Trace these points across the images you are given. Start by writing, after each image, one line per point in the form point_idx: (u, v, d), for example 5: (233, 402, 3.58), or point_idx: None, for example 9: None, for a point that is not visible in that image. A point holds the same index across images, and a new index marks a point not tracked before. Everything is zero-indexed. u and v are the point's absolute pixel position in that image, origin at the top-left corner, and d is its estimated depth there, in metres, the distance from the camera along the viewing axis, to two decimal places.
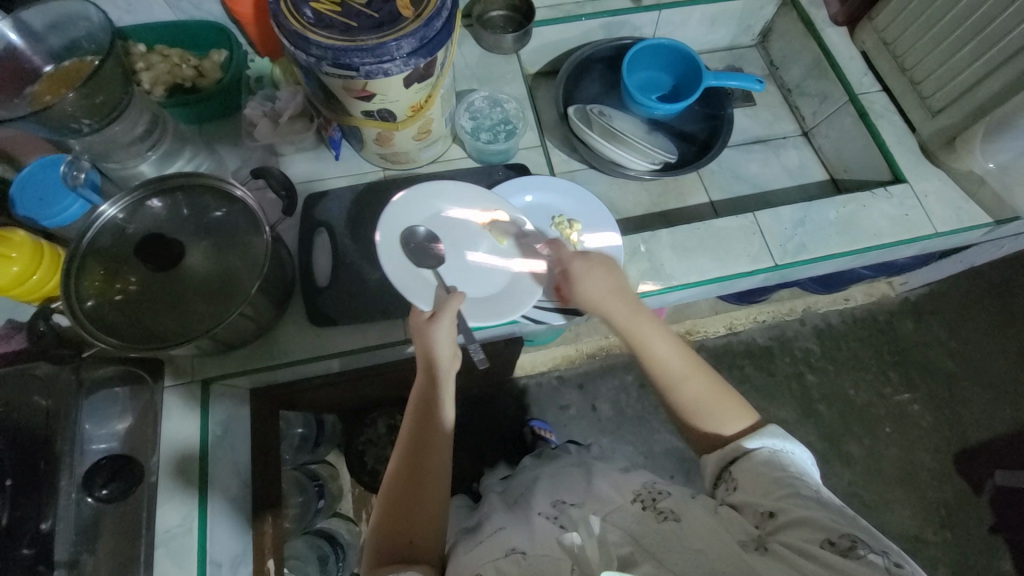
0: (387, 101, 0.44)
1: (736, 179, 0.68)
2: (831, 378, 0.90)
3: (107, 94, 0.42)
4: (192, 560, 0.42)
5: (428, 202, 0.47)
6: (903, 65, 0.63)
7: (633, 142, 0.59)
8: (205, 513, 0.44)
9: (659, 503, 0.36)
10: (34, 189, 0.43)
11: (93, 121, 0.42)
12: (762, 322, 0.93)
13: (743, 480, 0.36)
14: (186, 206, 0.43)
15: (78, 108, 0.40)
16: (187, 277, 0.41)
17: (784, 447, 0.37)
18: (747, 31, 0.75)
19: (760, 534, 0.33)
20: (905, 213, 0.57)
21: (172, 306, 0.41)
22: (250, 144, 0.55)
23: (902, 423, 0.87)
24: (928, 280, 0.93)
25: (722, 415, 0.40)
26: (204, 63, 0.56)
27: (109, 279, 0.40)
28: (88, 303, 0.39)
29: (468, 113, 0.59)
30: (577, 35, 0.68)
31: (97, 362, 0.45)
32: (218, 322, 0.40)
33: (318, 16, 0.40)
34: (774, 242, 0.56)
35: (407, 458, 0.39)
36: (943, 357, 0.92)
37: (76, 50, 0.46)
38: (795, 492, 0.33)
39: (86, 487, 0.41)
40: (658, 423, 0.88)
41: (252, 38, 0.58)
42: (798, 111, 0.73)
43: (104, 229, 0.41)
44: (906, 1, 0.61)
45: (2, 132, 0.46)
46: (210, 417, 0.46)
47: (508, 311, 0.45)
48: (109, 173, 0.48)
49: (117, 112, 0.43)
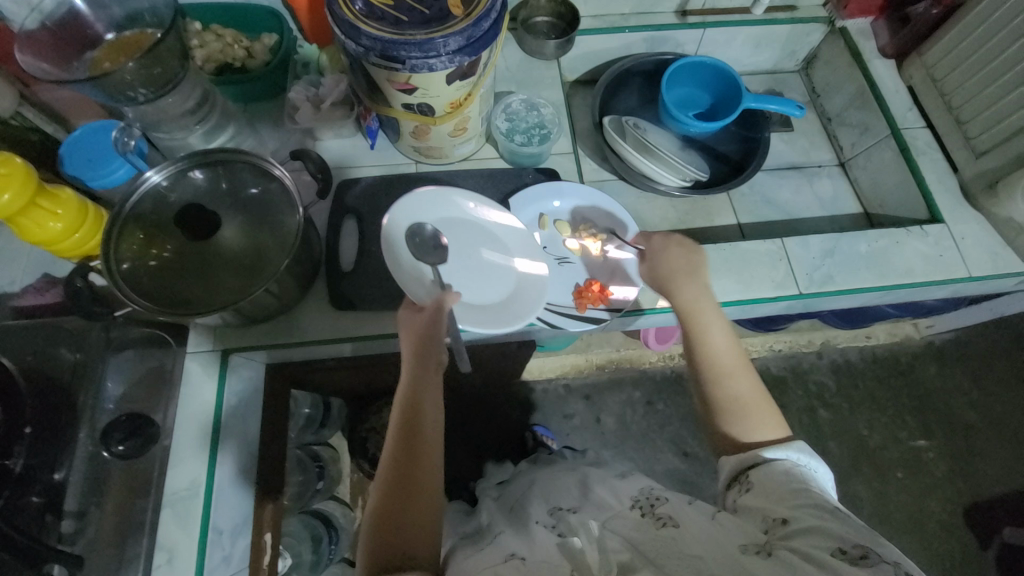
0: (428, 96, 0.45)
1: (767, 205, 0.67)
2: (844, 416, 0.88)
3: (164, 67, 0.44)
4: (194, 524, 0.43)
5: (441, 203, 0.49)
6: (949, 104, 0.61)
7: (665, 156, 0.59)
8: (213, 479, 0.44)
9: (658, 510, 0.35)
10: (85, 150, 0.45)
11: (149, 91, 0.44)
12: (778, 352, 0.91)
13: (759, 486, 0.36)
14: (226, 179, 0.44)
15: (136, 77, 0.42)
16: (219, 250, 0.43)
17: (806, 464, 0.36)
18: (792, 56, 0.74)
19: (767, 540, 0.32)
20: (939, 253, 0.56)
21: (202, 277, 0.42)
22: (290, 126, 0.57)
23: (914, 469, 0.85)
24: (956, 326, 0.90)
25: (753, 419, 0.39)
26: (255, 45, 0.57)
27: (147, 244, 0.42)
28: (124, 265, 0.40)
29: (505, 115, 0.60)
30: (619, 47, 0.68)
31: (125, 323, 0.48)
32: (245, 296, 0.41)
33: (370, 8, 0.41)
34: (800, 271, 0.55)
35: (398, 445, 0.40)
36: (964, 406, 0.89)
37: (137, 21, 0.48)
38: (811, 502, 0.33)
39: (102, 441, 0.45)
40: (661, 443, 0.87)
41: (303, 26, 0.59)
42: (837, 141, 0.72)
43: (147, 195, 0.42)
44: (959, 39, 0.60)
45: (59, 94, 0.48)
46: (227, 384, 0.47)
47: (499, 322, 0.45)
48: (156, 141, 0.50)
49: (171, 84, 0.45)
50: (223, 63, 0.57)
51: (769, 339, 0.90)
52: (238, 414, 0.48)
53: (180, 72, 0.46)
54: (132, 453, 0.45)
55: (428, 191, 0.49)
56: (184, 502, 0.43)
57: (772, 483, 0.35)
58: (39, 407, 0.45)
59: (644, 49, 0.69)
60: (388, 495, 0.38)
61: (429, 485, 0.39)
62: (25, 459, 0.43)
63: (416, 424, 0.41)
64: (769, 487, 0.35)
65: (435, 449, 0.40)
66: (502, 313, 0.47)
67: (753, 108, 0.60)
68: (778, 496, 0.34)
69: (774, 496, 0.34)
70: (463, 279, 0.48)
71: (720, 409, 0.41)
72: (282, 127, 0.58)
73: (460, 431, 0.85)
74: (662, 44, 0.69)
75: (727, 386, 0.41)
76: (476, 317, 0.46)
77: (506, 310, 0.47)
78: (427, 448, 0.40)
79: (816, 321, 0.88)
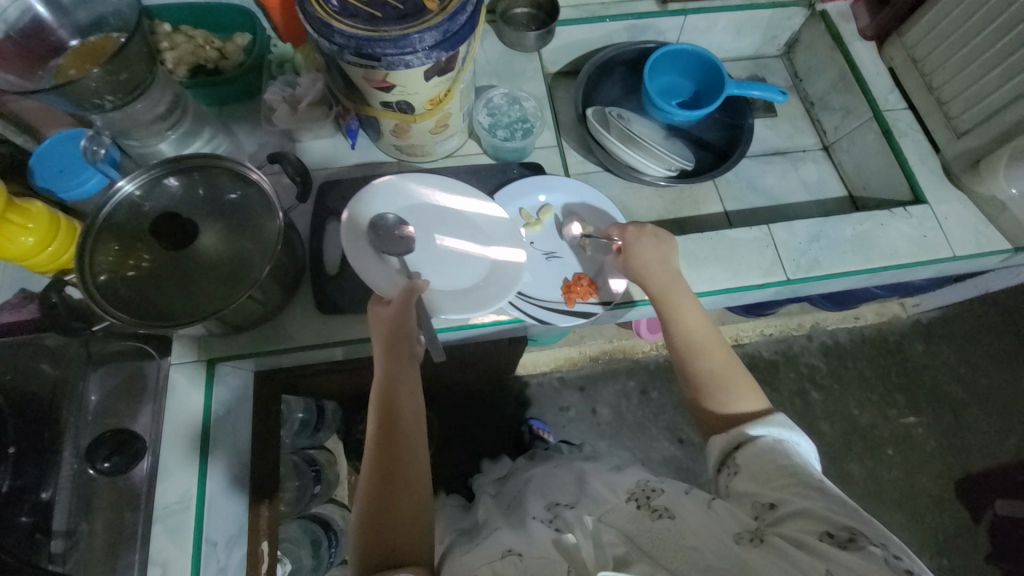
0: (406, 93, 0.44)
1: (752, 191, 0.67)
2: (835, 397, 0.89)
3: (131, 72, 0.42)
4: (188, 536, 0.43)
5: (404, 192, 0.49)
6: (931, 84, 0.62)
7: (649, 146, 0.58)
8: (204, 491, 0.44)
9: (653, 502, 0.35)
10: (54, 161, 0.43)
11: (116, 97, 0.43)
12: (769, 336, 0.92)
13: (745, 469, 0.36)
14: (202, 185, 0.43)
15: (102, 84, 0.41)
16: (199, 258, 0.42)
17: (789, 436, 0.36)
18: (773, 41, 0.74)
19: (759, 525, 0.32)
20: (923, 234, 0.57)
21: (183, 286, 0.41)
22: (268, 128, 0.55)
23: (905, 447, 0.86)
24: (942, 304, 0.91)
25: (737, 394, 0.40)
26: (227, 46, 0.56)
27: (123, 255, 0.41)
28: (101, 277, 0.39)
29: (487, 109, 0.59)
30: (600, 36, 0.67)
31: (106, 338, 0.47)
32: (228, 304, 0.40)
33: (343, 5, 0.40)
34: (787, 256, 0.55)
35: (378, 444, 0.40)
36: (951, 382, 0.90)
37: (102, 26, 0.47)
38: (798, 482, 0.33)
39: (88, 459, 0.43)
40: (657, 431, 0.87)
41: (277, 25, 0.58)
42: (820, 125, 0.72)
43: (121, 204, 0.41)
44: (939, 18, 0.60)
45: (27, 104, 0.47)
46: (213, 395, 0.46)
47: (468, 309, 0.45)
48: (129, 149, 0.49)
49: (140, 90, 0.44)
50: (195, 65, 0.56)
51: (759, 324, 0.91)
52: (227, 422, 0.47)
53: (149, 77, 0.44)
54: (121, 468, 0.43)
55: (384, 182, 0.48)
56: (176, 515, 0.43)
57: (757, 464, 0.35)
58: (22, 425, 0.43)
59: (626, 38, 0.69)
60: (375, 495, 0.38)
61: (416, 482, 0.39)
62: (10, 480, 0.42)
63: (395, 422, 0.40)
64: (755, 469, 0.35)
65: (418, 445, 0.40)
66: (481, 294, 0.46)
67: (737, 95, 0.60)
68: (765, 477, 0.34)
69: (761, 479, 0.34)
70: (438, 265, 0.47)
71: (706, 389, 0.41)
72: (259, 130, 0.56)
73: (456, 428, 0.85)
74: (644, 31, 0.68)
75: (708, 367, 0.42)
76: (454, 303, 0.46)
77: (484, 291, 0.46)
78: (408, 444, 0.40)
79: (805, 304, 0.89)
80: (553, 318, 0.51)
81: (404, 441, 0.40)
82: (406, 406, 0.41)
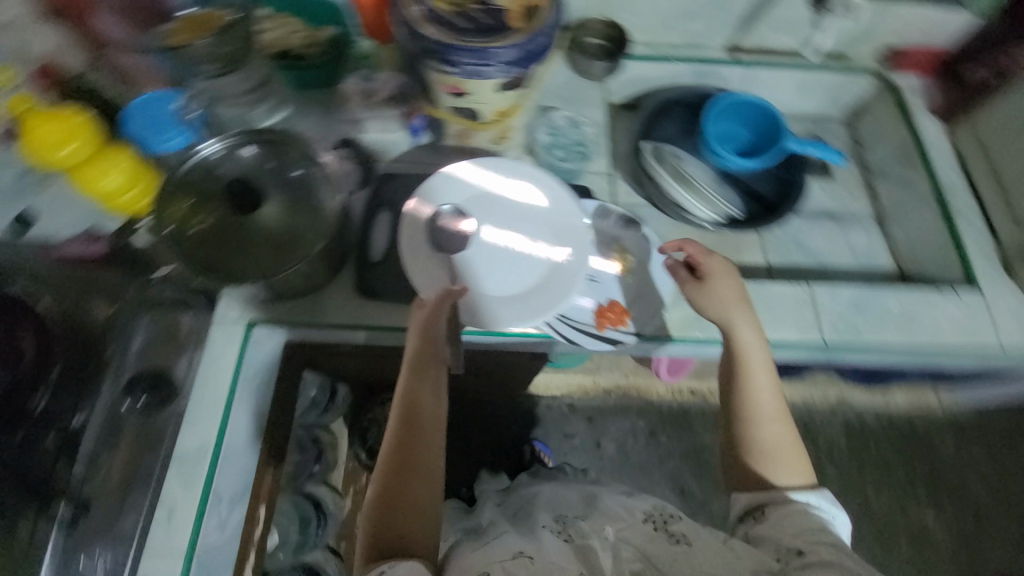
0: (477, 102, 0.46)
1: (797, 249, 0.66)
2: (850, 478, 0.85)
3: (233, 46, 0.48)
4: (198, 488, 0.44)
5: (462, 186, 0.48)
6: (997, 172, 0.61)
7: (700, 189, 0.63)
8: (221, 443, 0.46)
9: (672, 525, 0.41)
10: (143, 117, 0.47)
11: (216, 67, 0.48)
12: (791, 403, 0.89)
13: (773, 521, 0.39)
14: (272, 156, 0.46)
15: (207, 52, 0.47)
16: (257, 225, 0.44)
17: (823, 505, 0.41)
18: (839, 104, 0.72)
19: (782, 566, 0.36)
20: (975, 323, 0.55)
21: (236, 249, 0.43)
22: (339, 116, 0.58)
23: (917, 541, 0.82)
24: (979, 402, 0.86)
25: (779, 457, 0.43)
26: (316, 37, 0.58)
27: (189, 212, 0.43)
28: (167, 228, 0.42)
29: (547, 129, 0.61)
30: (663, 75, 0.68)
31: (156, 283, 0.49)
32: (278, 272, 0.42)
33: (431, 11, 0.42)
34: (829, 321, 0.54)
35: (396, 443, 0.43)
36: (977, 483, 0.85)
37: None
38: (825, 541, 0.37)
39: (128, 393, 0.47)
40: (659, 475, 0.86)
41: (365, 20, 0.59)
42: (874, 196, 0.70)
43: (195, 166, 0.45)
44: (1013, 105, 0.60)
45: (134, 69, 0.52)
46: (243, 355, 0.48)
47: (520, 316, 0.45)
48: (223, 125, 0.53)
49: (239, 63, 0.49)
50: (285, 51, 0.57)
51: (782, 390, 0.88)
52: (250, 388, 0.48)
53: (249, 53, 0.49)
54: (153, 408, 0.47)
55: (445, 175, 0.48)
56: (191, 457, 0.45)
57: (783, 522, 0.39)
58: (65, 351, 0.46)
59: (688, 80, 0.69)
60: (387, 489, 0.41)
61: (428, 475, 0.41)
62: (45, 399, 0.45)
63: (415, 417, 0.43)
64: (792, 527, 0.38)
65: (435, 440, 0.43)
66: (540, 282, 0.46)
67: (796, 151, 0.60)
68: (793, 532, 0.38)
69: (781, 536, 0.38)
70: (490, 263, 0.47)
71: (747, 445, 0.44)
72: (322, 111, 0.59)
73: (461, 432, 0.85)
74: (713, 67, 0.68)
75: (757, 426, 0.44)
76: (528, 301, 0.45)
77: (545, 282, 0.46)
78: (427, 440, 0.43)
79: (833, 378, 0.86)
80: (584, 341, 0.51)
81: (413, 441, 0.42)
82: (430, 410, 0.44)
